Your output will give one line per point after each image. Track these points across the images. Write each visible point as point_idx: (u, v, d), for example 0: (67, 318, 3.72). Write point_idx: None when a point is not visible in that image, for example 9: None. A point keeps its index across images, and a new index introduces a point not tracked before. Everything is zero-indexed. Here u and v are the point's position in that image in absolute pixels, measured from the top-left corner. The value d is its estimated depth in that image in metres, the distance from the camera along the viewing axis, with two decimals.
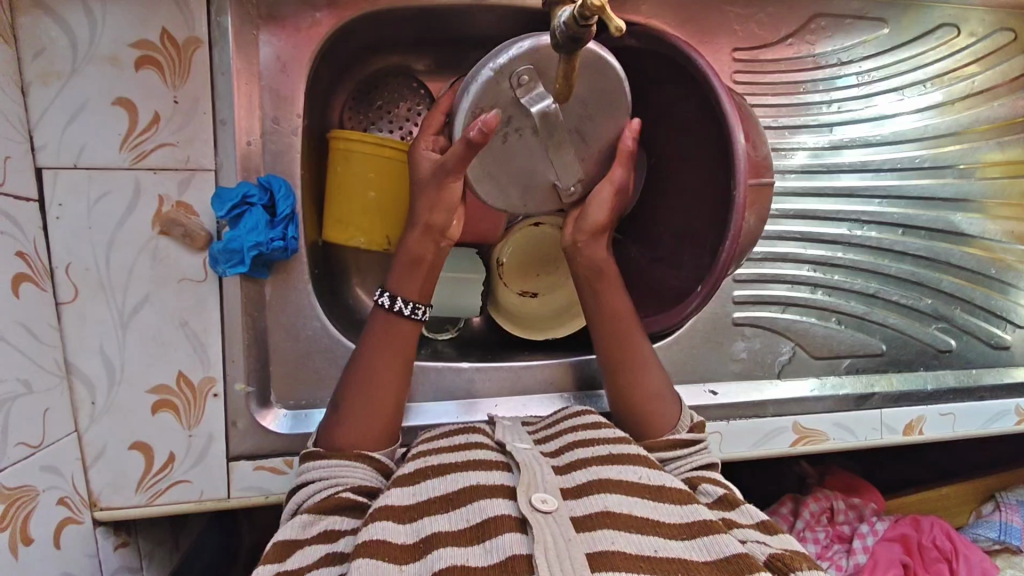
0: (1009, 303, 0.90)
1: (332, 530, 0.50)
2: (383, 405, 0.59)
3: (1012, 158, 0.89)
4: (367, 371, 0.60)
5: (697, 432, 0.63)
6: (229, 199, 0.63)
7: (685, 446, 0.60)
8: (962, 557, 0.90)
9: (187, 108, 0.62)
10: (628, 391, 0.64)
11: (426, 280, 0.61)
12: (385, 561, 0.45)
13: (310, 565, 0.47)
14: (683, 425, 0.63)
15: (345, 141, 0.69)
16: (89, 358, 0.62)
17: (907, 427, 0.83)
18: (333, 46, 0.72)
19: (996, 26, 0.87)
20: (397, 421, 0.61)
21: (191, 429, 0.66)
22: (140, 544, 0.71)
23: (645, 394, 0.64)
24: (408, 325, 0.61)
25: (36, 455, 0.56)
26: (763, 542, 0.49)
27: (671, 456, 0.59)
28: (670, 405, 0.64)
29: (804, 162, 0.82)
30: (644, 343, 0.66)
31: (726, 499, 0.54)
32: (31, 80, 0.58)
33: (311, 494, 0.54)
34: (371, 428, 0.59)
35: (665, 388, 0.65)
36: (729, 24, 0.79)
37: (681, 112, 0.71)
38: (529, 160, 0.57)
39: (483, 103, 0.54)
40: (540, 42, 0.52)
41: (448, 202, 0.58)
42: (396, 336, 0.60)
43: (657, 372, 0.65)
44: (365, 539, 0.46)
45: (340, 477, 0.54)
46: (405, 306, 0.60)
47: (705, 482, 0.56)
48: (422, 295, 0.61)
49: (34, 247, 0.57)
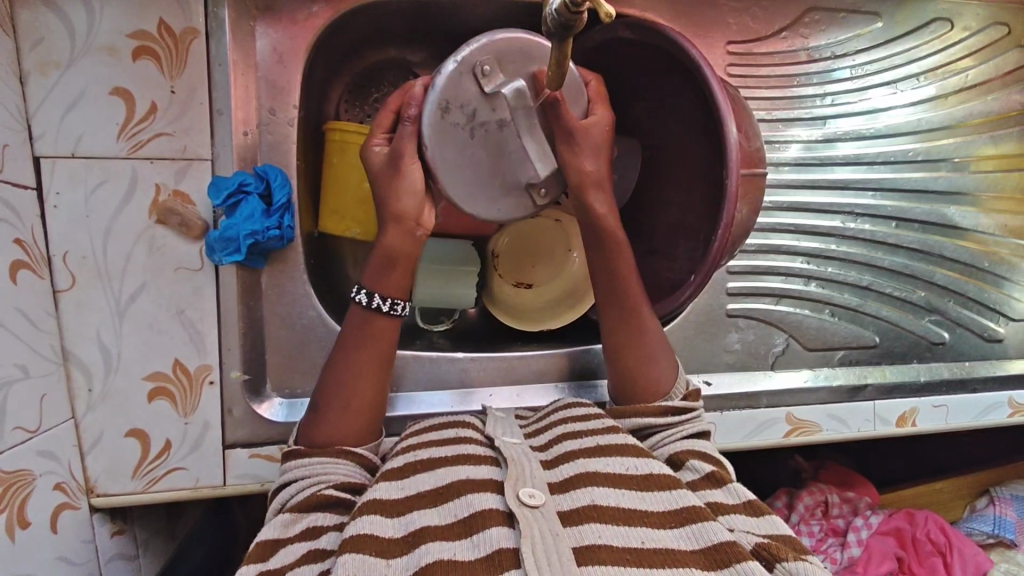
0: (1003, 296, 0.91)
1: (314, 527, 0.51)
2: (366, 405, 0.60)
3: (1006, 152, 0.90)
4: (357, 369, 0.60)
5: (691, 399, 0.64)
6: (225, 187, 0.64)
7: (675, 414, 0.61)
8: (956, 551, 0.90)
9: (184, 98, 0.62)
10: (624, 360, 0.65)
11: (403, 277, 0.61)
12: (372, 554, 0.45)
13: (291, 563, 0.48)
14: (678, 392, 0.64)
15: (340, 132, 0.70)
16: (86, 345, 0.63)
17: (901, 419, 0.84)
18: (329, 38, 0.72)
19: (989, 21, 0.87)
20: (374, 421, 0.61)
21: (187, 416, 0.66)
22: (136, 531, 0.71)
23: (643, 363, 0.65)
24: (385, 321, 0.61)
25: (33, 440, 0.57)
26: (750, 531, 0.49)
27: (660, 424, 0.60)
28: (665, 370, 0.65)
29: (797, 154, 0.83)
30: (653, 322, 0.66)
31: (714, 476, 0.54)
32: (29, 69, 0.58)
33: (294, 493, 0.54)
34: (348, 426, 0.59)
35: (664, 352, 0.65)
36: (724, 18, 0.79)
37: (674, 103, 0.72)
38: (498, 159, 0.59)
39: (452, 93, 0.56)
40: (499, 38, 0.56)
41: (412, 188, 0.59)
42: (377, 334, 0.61)
43: (658, 337, 0.66)
44: (352, 533, 0.47)
45: (321, 474, 0.55)
46: (383, 302, 0.60)
47: (690, 459, 0.56)
48: (398, 291, 0.61)
49: (32, 235, 0.58)
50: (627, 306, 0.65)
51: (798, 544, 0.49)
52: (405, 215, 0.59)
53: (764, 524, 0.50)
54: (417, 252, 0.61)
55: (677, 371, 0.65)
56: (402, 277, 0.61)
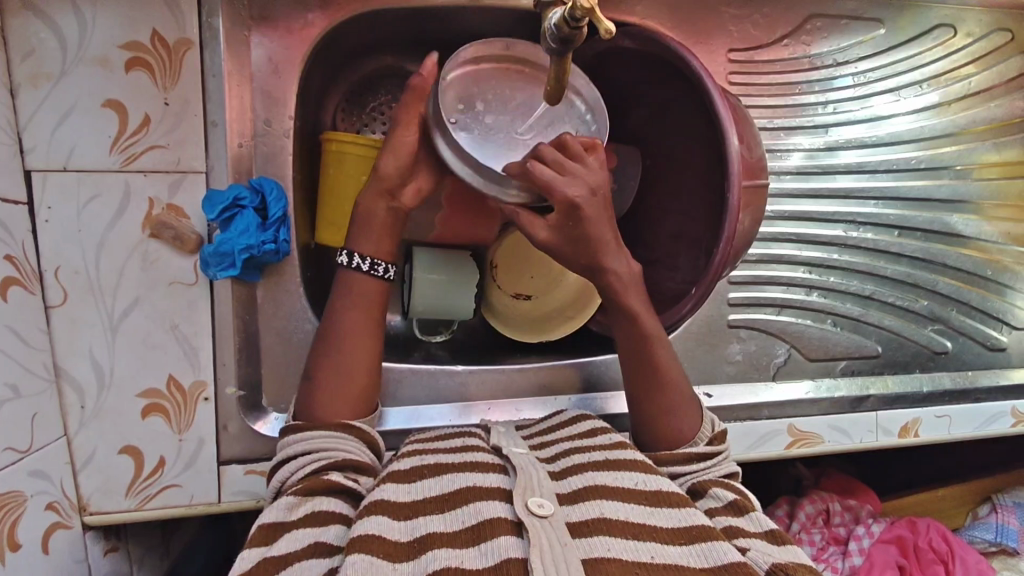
0: (1005, 305, 0.90)
1: (320, 513, 0.50)
2: (359, 376, 0.60)
3: (1008, 159, 0.89)
4: (345, 336, 0.60)
5: (717, 443, 0.62)
6: (219, 201, 0.62)
7: (701, 459, 0.60)
8: (958, 559, 0.89)
9: (177, 109, 0.61)
10: (647, 410, 0.63)
11: (383, 240, 0.62)
12: (379, 557, 0.44)
13: (298, 552, 0.46)
14: (704, 436, 0.62)
15: (336, 142, 0.68)
16: (79, 362, 0.61)
17: (903, 430, 0.84)
18: (326, 48, 0.71)
19: (993, 27, 0.86)
20: (358, 398, 0.60)
21: (181, 433, 0.65)
22: (130, 549, 0.71)
23: (666, 412, 0.63)
24: (372, 284, 0.61)
25: (24, 460, 0.56)
26: (766, 552, 0.48)
27: (688, 469, 0.59)
28: (688, 415, 0.63)
29: (799, 163, 0.82)
30: (676, 375, 0.64)
31: (737, 505, 0.54)
32: (20, 81, 0.57)
33: (296, 471, 0.54)
34: (325, 396, 0.59)
35: (687, 394, 0.63)
36: (725, 26, 0.78)
37: (674, 112, 0.71)
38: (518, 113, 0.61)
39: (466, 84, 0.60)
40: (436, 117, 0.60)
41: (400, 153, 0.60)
42: (367, 296, 0.61)
43: (682, 381, 0.64)
44: (359, 533, 0.45)
45: (323, 450, 0.55)
46: (364, 262, 0.61)
47: (714, 486, 0.56)
48: (379, 252, 0.62)
49: (23, 250, 0.57)
50: (648, 364, 0.63)
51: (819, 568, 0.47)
52: (386, 177, 0.61)
53: (787, 552, 0.49)
54: (395, 221, 0.62)
55: (700, 415, 0.64)
56: (384, 239, 0.62)
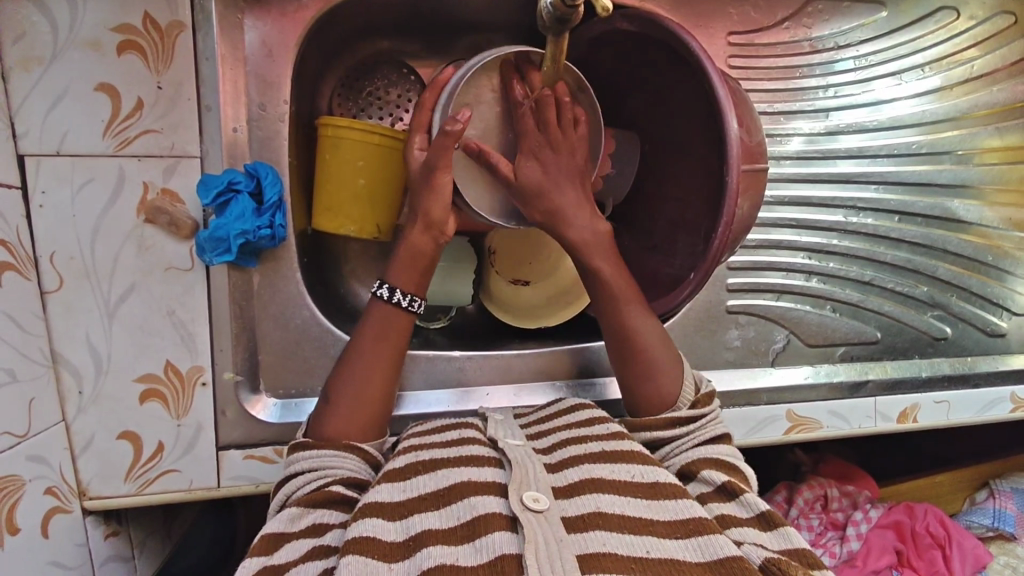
0: (1006, 291, 0.90)
1: (321, 524, 0.50)
2: (374, 400, 0.60)
3: (1011, 144, 0.88)
4: (372, 343, 0.61)
5: (701, 405, 0.62)
6: (215, 185, 0.62)
7: (682, 424, 0.60)
8: (955, 544, 0.89)
9: (171, 93, 0.61)
10: (630, 374, 0.64)
11: (421, 274, 0.63)
12: (373, 558, 0.44)
13: (296, 559, 0.47)
14: (686, 400, 0.62)
15: (333, 128, 0.68)
16: (76, 347, 0.61)
17: (901, 415, 0.84)
18: (321, 30, 0.70)
19: (998, 9, 0.85)
20: (381, 416, 0.61)
21: (180, 418, 0.65)
22: (130, 533, 0.71)
23: (647, 376, 0.63)
24: (403, 317, 0.62)
25: (22, 445, 0.56)
26: (760, 545, 0.47)
27: (671, 436, 0.60)
28: (669, 377, 0.63)
29: (799, 147, 0.81)
30: (653, 337, 0.64)
31: (726, 488, 0.53)
32: (11, 65, 0.56)
33: (299, 486, 0.54)
34: (357, 415, 0.59)
35: (667, 356, 0.64)
36: (725, 8, 0.78)
37: (676, 94, 0.70)
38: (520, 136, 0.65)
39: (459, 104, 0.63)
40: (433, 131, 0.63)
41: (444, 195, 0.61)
42: (394, 327, 0.62)
43: (665, 351, 0.64)
44: (353, 535, 0.46)
45: (327, 468, 0.55)
46: (403, 298, 0.62)
47: (704, 469, 0.56)
48: (417, 288, 0.63)
49: (17, 236, 0.56)
50: (621, 327, 0.64)
51: (813, 556, 0.47)
52: (435, 221, 0.62)
53: (778, 537, 0.49)
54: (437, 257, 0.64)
55: (685, 378, 0.64)
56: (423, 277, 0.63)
